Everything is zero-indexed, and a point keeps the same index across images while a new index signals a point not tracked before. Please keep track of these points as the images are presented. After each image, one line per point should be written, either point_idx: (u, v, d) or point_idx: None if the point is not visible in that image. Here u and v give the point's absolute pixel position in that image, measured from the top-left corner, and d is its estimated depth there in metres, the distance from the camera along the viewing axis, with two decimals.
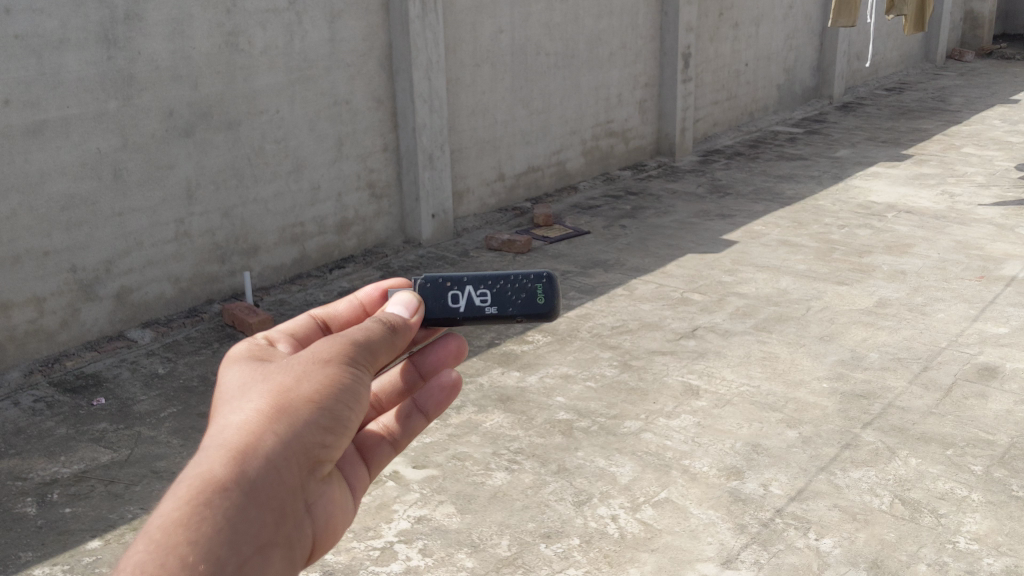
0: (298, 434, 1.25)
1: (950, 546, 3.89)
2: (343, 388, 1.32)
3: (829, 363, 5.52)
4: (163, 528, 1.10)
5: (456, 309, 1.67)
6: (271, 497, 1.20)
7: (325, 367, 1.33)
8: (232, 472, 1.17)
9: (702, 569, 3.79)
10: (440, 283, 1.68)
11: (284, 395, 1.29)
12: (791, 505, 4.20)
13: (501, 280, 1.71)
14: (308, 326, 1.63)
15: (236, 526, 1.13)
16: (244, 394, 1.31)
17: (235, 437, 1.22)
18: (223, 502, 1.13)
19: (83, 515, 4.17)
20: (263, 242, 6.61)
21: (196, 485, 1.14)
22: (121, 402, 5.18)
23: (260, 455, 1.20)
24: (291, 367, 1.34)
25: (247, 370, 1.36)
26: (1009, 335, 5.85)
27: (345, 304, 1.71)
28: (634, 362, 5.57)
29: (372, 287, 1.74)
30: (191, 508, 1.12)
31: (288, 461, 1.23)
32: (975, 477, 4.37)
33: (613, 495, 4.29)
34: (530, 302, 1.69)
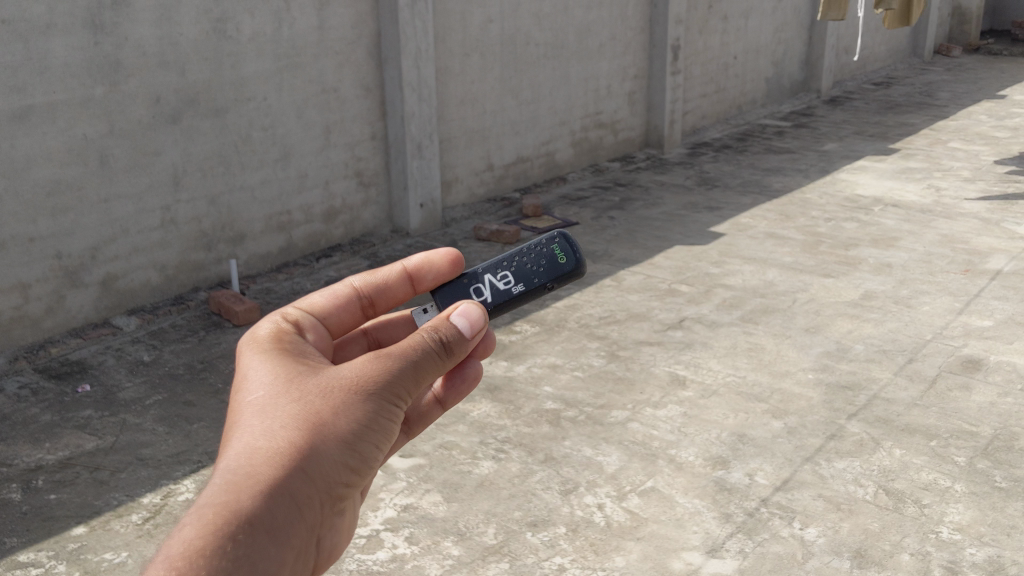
0: (326, 470, 1.41)
1: (933, 536, 3.92)
2: (374, 428, 1.47)
3: (815, 354, 5.55)
4: (184, 555, 1.20)
5: (485, 299, 2.07)
6: (288, 531, 1.33)
7: (356, 405, 1.47)
8: (256, 508, 1.30)
9: (688, 559, 3.80)
10: (462, 283, 2.08)
11: (312, 431, 1.42)
12: (776, 494, 4.22)
13: (519, 258, 2.11)
14: (343, 300, 1.88)
15: (257, 560, 1.26)
16: (268, 418, 1.43)
17: (264, 469, 1.35)
18: (248, 537, 1.27)
19: (69, 502, 4.16)
20: (250, 230, 6.59)
21: (226, 513, 1.27)
22: (106, 389, 5.16)
23: (283, 492, 1.34)
24: (327, 393, 1.48)
25: (272, 389, 1.49)
26: (993, 328, 5.89)
27: (393, 273, 1.93)
28: (621, 353, 5.58)
29: (421, 257, 1.98)
30: (218, 536, 1.24)
31: (309, 499, 1.38)
32: (959, 468, 4.40)
33: (600, 484, 4.30)
34: (552, 263, 2.11)
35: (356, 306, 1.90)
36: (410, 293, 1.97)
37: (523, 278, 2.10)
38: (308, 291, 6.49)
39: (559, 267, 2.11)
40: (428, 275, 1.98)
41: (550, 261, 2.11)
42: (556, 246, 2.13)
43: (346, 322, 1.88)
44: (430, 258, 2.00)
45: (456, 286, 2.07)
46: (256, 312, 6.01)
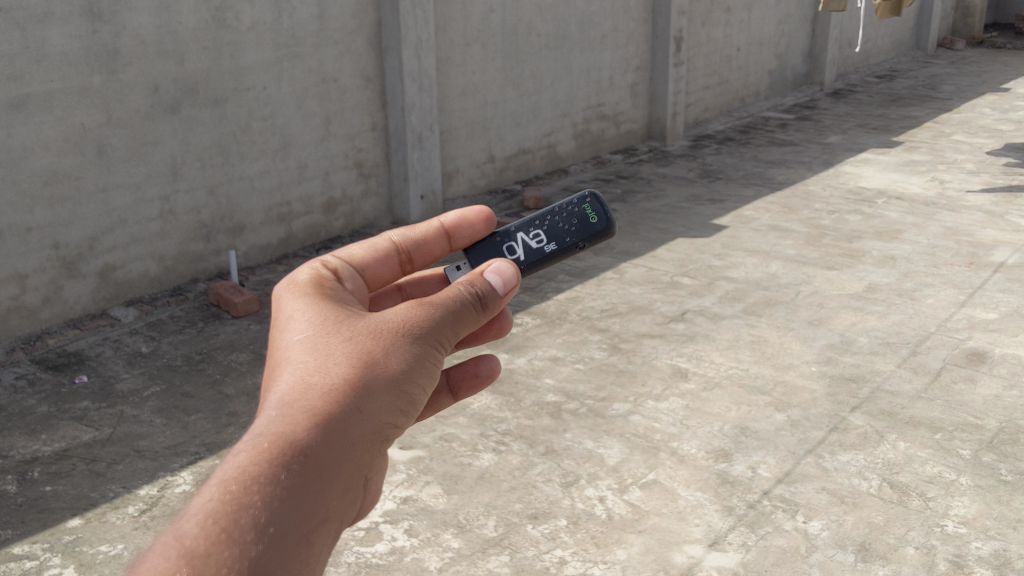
0: (377, 412, 1.38)
1: (938, 529, 3.87)
2: (420, 372, 1.46)
3: (818, 347, 5.51)
4: (237, 480, 1.19)
5: (518, 256, 2.07)
6: (340, 465, 1.30)
7: (403, 347, 1.46)
8: (309, 441, 1.28)
9: (689, 552, 3.76)
10: (494, 241, 2.07)
11: (361, 370, 1.41)
12: (778, 487, 4.17)
13: (548, 218, 2.11)
14: (382, 253, 1.85)
15: (311, 491, 1.24)
16: (318, 358, 1.41)
17: (317, 404, 1.33)
18: (302, 467, 1.25)
19: (64, 494, 4.11)
20: (249, 220, 6.54)
21: (279, 445, 1.25)
22: (104, 380, 5.12)
23: (337, 427, 1.32)
24: (376, 335, 1.46)
25: (319, 331, 1.48)
26: (998, 320, 5.84)
27: (432, 229, 1.92)
28: (623, 345, 5.54)
29: (457, 214, 1.99)
30: (272, 467, 1.22)
31: (362, 437, 1.36)
32: (964, 461, 4.35)
33: (601, 477, 4.26)
34: (582, 224, 2.12)
35: (394, 260, 1.87)
36: (446, 250, 1.96)
37: (554, 237, 2.09)
38: None
39: (590, 227, 2.13)
40: (462, 233, 1.99)
41: (580, 220, 2.13)
42: (584, 206, 2.15)
43: (383, 275, 1.86)
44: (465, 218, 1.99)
45: (489, 245, 2.07)
46: (255, 304, 5.97)
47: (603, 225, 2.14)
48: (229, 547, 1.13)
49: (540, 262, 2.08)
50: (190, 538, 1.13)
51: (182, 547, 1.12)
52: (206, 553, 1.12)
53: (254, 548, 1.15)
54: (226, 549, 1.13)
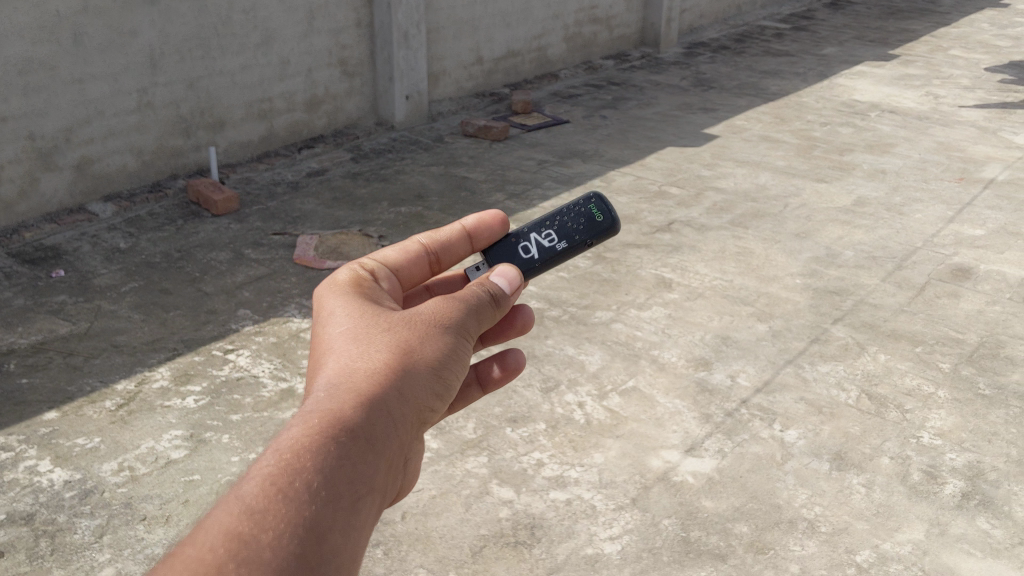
0: (421, 394, 1.25)
1: (913, 440, 3.90)
2: (457, 360, 1.34)
3: (804, 259, 5.47)
4: (290, 450, 1.04)
5: (532, 255, 1.97)
6: (390, 449, 1.15)
7: (443, 335, 1.34)
8: (361, 416, 1.13)
9: (666, 457, 3.77)
10: (509, 242, 1.97)
11: (403, 356, 1.28)
12: (757, 396, 4.18)
13: (557, 218, 2.04)
14: (414, 254, 1.71)
15: (365, 466, 1.09)
16: (361, 344, 1.28)
17: (364, 383, 1.19)
18: (356, 440, 1.10)
19: (40, 386, 4.08)
20: (230, 116, 6.39)
21: (331, 419, 1.11)
22: (81, 275, 5.05)
23: (387, 404, 1.18)
24: (414, 322, 1.34)
25: (356, 322, 1.35)
26: (985, 237, 5.82)
27: (457, 230, 1.81)
28: (607, 254, 5.49)
29: (479, 215, 1.89)
30: (325, 438, 1.07)
31: (408, 419, 1.22)
32: (942, 374, 4.37)
33: (581, 383, 4.25)
34: (591, 222, 2.04)
35: (424, 261, 1.73)
36: (467, 251, 1.85)
37: (564, 237, 2.02)
38: (289, 182, 6.34)
39: (597, 225, 2.04)
40: (483, 236, 1.88)
41: (589, 219, 2.04)
42: (591, 204, 2.07)
43: (415, 278, 1.71)
44: (484, 220, 1.89)
45: (504, 246, 1.97)
46: (235, 202, 5.88)
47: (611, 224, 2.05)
48: (285, 511, 0.98)
49: (553, 262, 1.99)
50: (245, 503, 0.97)
51: (237, 511, 0.96)
52: (265, 517, 0.96)
53: (313, 517, 0.99)
54: (284, 514, 0.97)
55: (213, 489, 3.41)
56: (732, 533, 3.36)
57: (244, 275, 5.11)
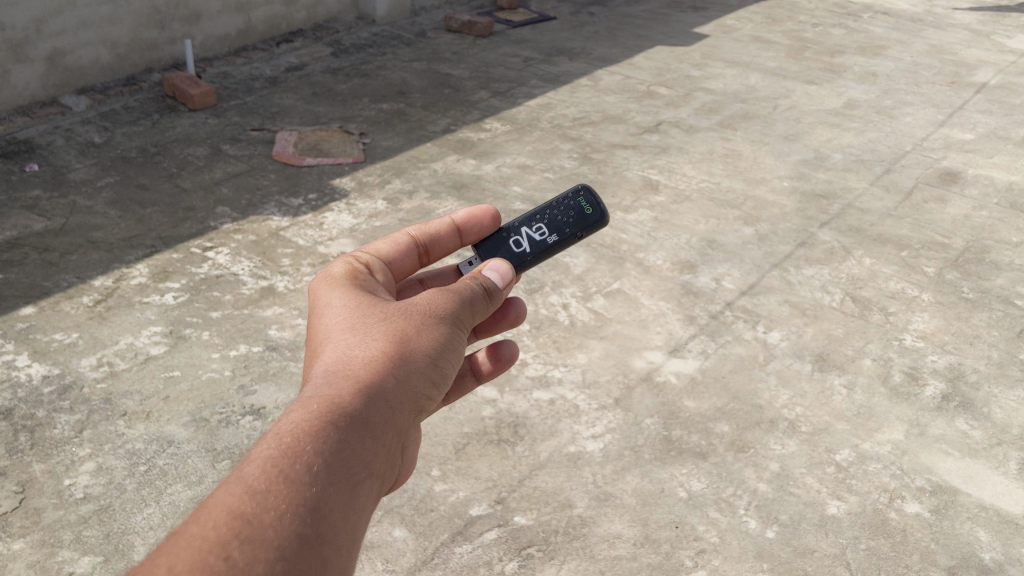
0: (416, 379, 1.31)
1: (896, 343, 3.91)
2: (451, 347, 1.40)
3: (792, 162, 5.41)
4: (289, 433, 1.10)
5: (524, 249, 1.99)
6: (387, 434, 1.22)
7: (436, 324, 1.39)
8: (358, 402, 1.20)
9: (649, 358, 3.76)
10: (499, 237, 2.01)
11: (399, 344, 1.33)
12: (742, 299, 4.16)
13: (547, 212, 2.07)
14: (406, 247, 1.76)
15: (361, 450, 1.15)
16: (358, 334, 1.34)
17: (362, 370, 1.26)
18: (352, 425, 1.16)
19: (16, 282, 4.00)
20: (206, 8, 6.19)
21: (329, 404, 1.17)
22: (55, 170, 4.93)
23: (383, 389, 1.25)
24: (411, 310, 1.40)
25: (353, 313, 1.41)
26: (974, 142, 5.76)
27: (444, 224, 1.86)
28: (594, 155, 5.40)
29: (467, 211, 1.93)
30: (325, 422, 1.13)
31: (404, 404, 1.28)
32: (927, 278, 4.36)
33: (566, 285, 4.21)
34: (579, 214, 2.06)
35: (415, 253, 1.77)
36: (457, 244, 1.90)
37: (554, 230, 2.04)
38: (267, 77, 6.17)
39: (586, 217, 2.06)
40: (472, 229, 1.93)
41: (577, 211, 2.07)
42: (579, 196, 2.09)
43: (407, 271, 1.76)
44: (475, 215, 1.94)
45: (495, 242, 2.00)
46: (212, 98, 5.72)
47: (600, 215, 2.07)
48: (286, 491, 1.03)
49: (544, 255, 2.02)
50: (248, 481, 1.03)
51: (243, 487, 1.02)
52: (267, 494, 1.02)
53: (313, 493, 1.05)
54: (286, 491, 1.03)
55: (193, 385, 3.39)
56: (714, 432, 3.36)
57: (222, 171, 5.00)
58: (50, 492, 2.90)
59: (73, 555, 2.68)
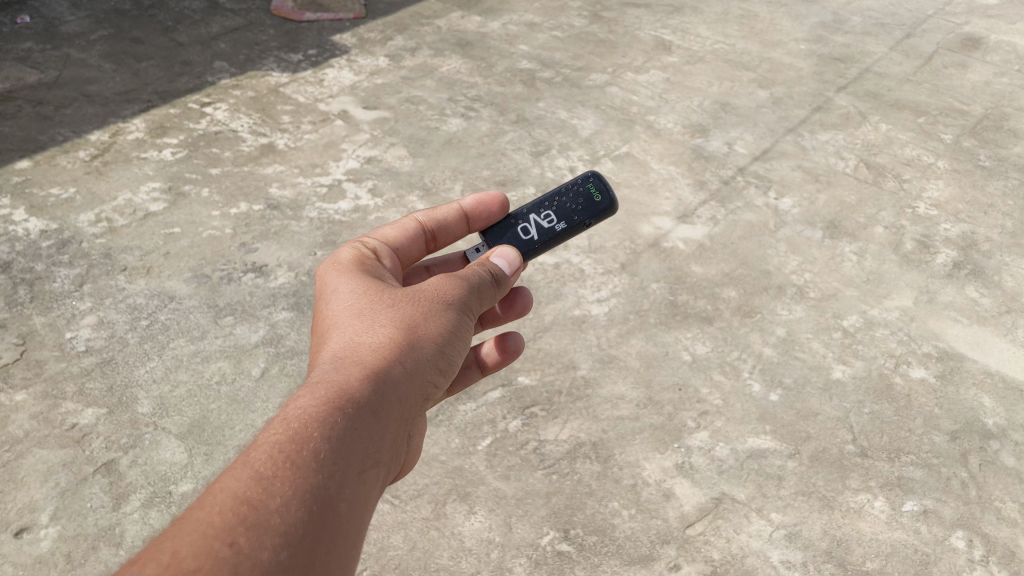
0: (422, 365, 1.40)
1: (909, 211, 3.83)
2: (455, 336, 1.48)
3: (809, 25, 5.21)
4: (298, 419, 1.18)
5: (532, 236, 2.00)
6: (391, 419, 1.30)
7: (442, 314, 1.48)
8: (366, 389, 1.28)
9: (657, 224, 3.67)
10: (508, 224, 2.02)
11: (405, 332, 1.41)
12: (754, 165, 4.06)
13: (557, 199, 2.05)
14: (412, 233, 1.86)
15: (366, 434, 1.23)
16: (366, 321, 1.43)
17: (370, 358, 1.34)
18: (359, 411, 1.24)
19: (10, 136, 3.89)
20: None
21: (338, 390, 1.25)
22: (47, 22, 4.75)
23: (390, 375, 1.33)
24: (417, 300, 1.48)
25: (360, 298, 1.49)
26: (998, 7, 5.55)
27: (450, 212, 1.93)
28: (605, 15, 5.20)
29: (474, 198, 1.98)
30: (332, 408, 1.22)
31: (408, 390, 1.36)
32: (944, 146, 4.25)
33: (572, 148, 4.07)
34: (589, 202, 2.04)
35: (421, 240, 1.88)
36: (462, 232, 1.97)
37: (564, 217, 2.03)
38: None
39: (596, 204, 2.04)
40: (480, 217, 1.99)
41: (586, 198, 2.04)
42: (589, 184, 2.06)
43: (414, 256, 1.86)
44: (483, 202, 1.99)
45: (504, 228, 2.03)
46: None
47: (610, 203, 2.04)
48: (295, 473, 1.11)
49: (552, 243, 2.02)
50: (256, 465, 1.10)
51: (251, 472, 1.09)
52: (276, 479, 1.09)
53: (320, 478, 1.13)
54: (294, 476, 1.11)
55: (194, 242, 3.34)
56: (721, 298, 3.31)
57: (219, 26, 4.83)
58: (52, 345, 2.88)
59: (77, 406, 2.67)
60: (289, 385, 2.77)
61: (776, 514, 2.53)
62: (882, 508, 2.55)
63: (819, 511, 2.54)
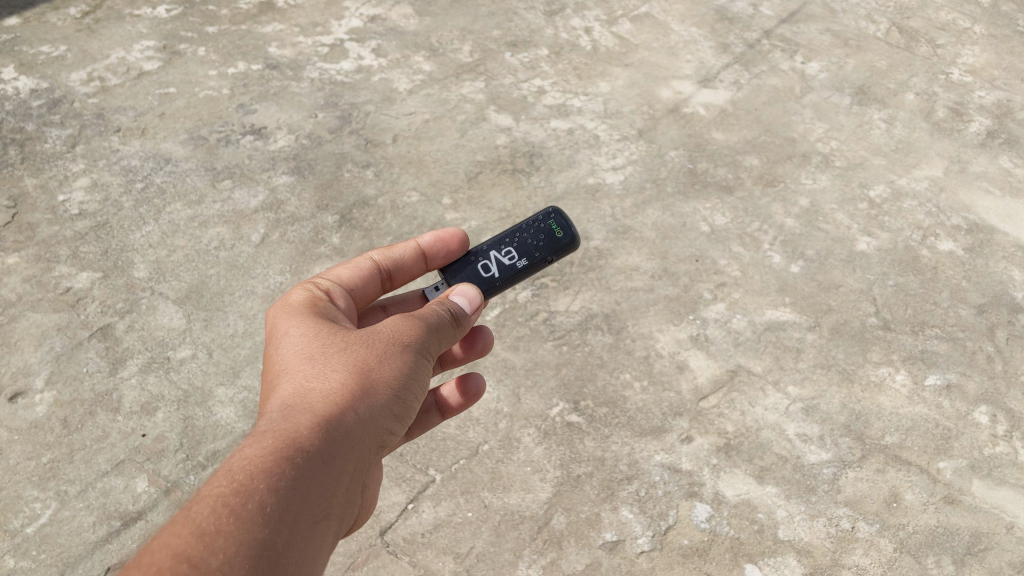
0: (376, 411, 1.40)
1: (942, 78, 3.63)
2: (413, 377, 1.47)
3: None
4: (244, 471, 1.21)
5: (492, 274, 1.92)
6: (341, 469, 1.31)
7: (399, 355, 1.46)
8: (315, 439, 1.29)
9: (677, 88, 3.46)
10: (467, 262, 1.94)
11: (358, 377, 1.41)
12: (781, 27, 3.84)
13: (518, 235, 1.97)
14: (367, 273, 1.83)
15: (312, 486, 1.25)
16: (319, 365, 1.43)
17: (321, 406, 1.35)
18: (306, 463, 1.26)
19: None
20: None
21: (286, 441, 1.27)
22: None
23: (340, 424, 1.34)
24: (372, 343, 1.47)
25: (314, 342, 1.49)
26: None
27: (407, 250, 1.88)
28: None
29: (434, 235, 1.92)
30: (277, 459, 1.24)
31: (362, 436, 1.37)
32: (980, 11, 4.02)
33: (588, 9, 3.87)
34: (550, 238, 1.97)
35: (376, 279, 1.85)
36: (421, 270, 1.92)
37: (525, 255, 1.95)
38: None
39: (558, 241, 1.97)
40: (439, 255, 1.93)
41: (547, 234, 1.97)
42: (550, 219, 1.99)
43: (368, 295, 1.83)
44: (441, 240, 1.93)
45: (462, 265, 1.94)
46: None
47: (570, 240, 1.98)
48: (238, 531, 1.14)
49: (514, 281, 1.95)
50: (201, 519, 1.13)
51: (193, 527, 1.12)
52: (218, 534, 1.12)
53: (263, 533, 1.16)
54: (236, 531, 1.14)
55: (190, 102, 3.19)
56: (742, 167, 3.14)
57: None
58: (44, 207, 2.77)
59: (71, 271, 2.58)
60: (290, 252, 2.67)
61: (793, 388, 2.44)
62: (904, 382, 2.47)
63: (839, 385, 2.45)
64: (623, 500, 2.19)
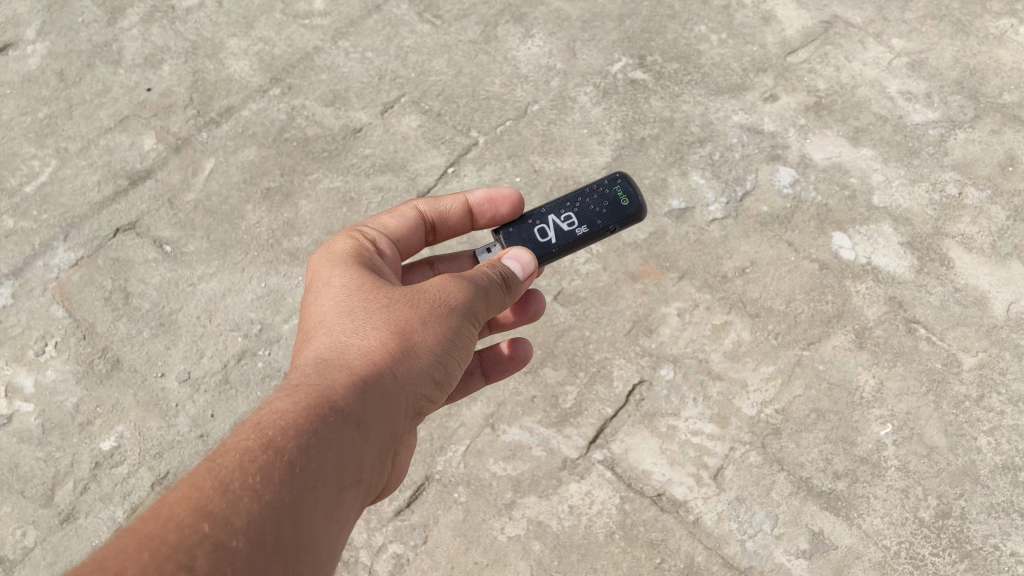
0: (415, 378, 1.09)
1: None
2: (461, 341, 1.13)
3: None
4: (269, 427, 0.94)
5: (548, 242, 1.35)
6: (374, 442, 1.02)
7: (448, 317, 1.12)
8: (349, 406, 1.00)
9: None
10: (520, 225, 1.36)
11: (398, 336, 1.09)
12: None
13: (575, 197, 1.38)
14: (412, 225, 1.37)
15: (342, 458, 0.97)
16: (357, 318, 1.12)
17: (357, 367, 1.04)
18: (336, 431, 0.98)
19: None
20: None
21: (314, 401, 0.99)
22: None
23: (377, 391, 1.04)
24: (415, 297, 1.13)
25: (354, 286, 1.16)
26: None
27: (455, 205, 1.39)
28: None
29: (487, 191, 1.40)
30: (307, 417, 0.97)
31: (396, 408, 1.06)
32: None
33: None
34: (615, 207, 1.36)
35: (421, 234, 1.39)
36: (466, 227, 1.43)
37: (586, 228, 1.36)
38: None
39: (624, 213, 1.36)
40: (486, 217, 1.40)
41: (610, 202, 1.37)
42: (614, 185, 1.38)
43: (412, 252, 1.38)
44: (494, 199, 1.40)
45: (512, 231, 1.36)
46: None
47: (637, 214, 1.37)
48: (261, 492, 0.88)
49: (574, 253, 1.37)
50: (218, 472, 0.89)
51: (210, 481, 0.87)
52: (237, 490, 0.87)
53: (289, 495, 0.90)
54: (260, 488, 0.88)
55: None
56: None
57: None
58: None
59: None
60: None
61: (897, 41, 2.08)
62: None
63: (951, 38, 2.08)
64: (694, 165, 1.89)
